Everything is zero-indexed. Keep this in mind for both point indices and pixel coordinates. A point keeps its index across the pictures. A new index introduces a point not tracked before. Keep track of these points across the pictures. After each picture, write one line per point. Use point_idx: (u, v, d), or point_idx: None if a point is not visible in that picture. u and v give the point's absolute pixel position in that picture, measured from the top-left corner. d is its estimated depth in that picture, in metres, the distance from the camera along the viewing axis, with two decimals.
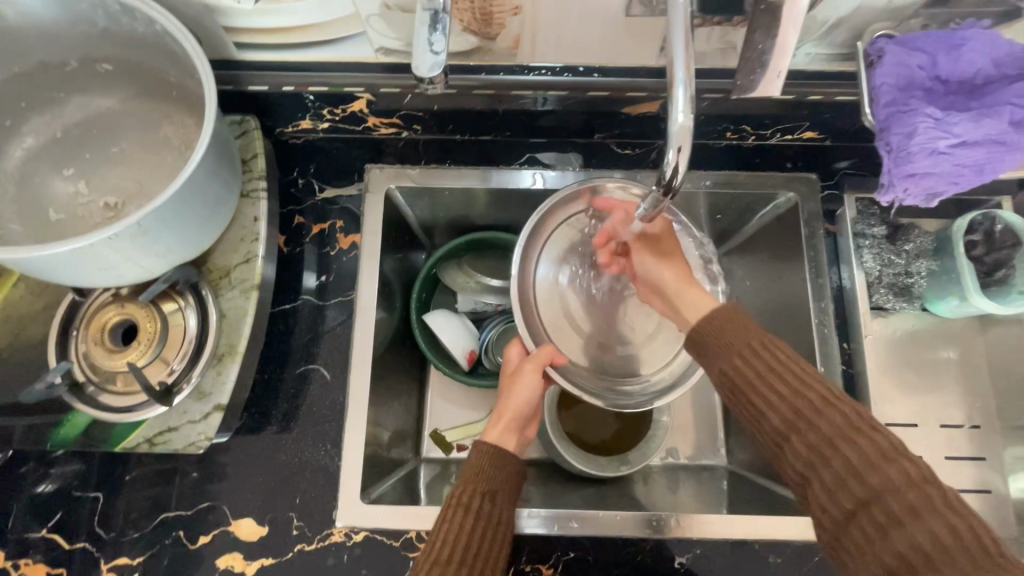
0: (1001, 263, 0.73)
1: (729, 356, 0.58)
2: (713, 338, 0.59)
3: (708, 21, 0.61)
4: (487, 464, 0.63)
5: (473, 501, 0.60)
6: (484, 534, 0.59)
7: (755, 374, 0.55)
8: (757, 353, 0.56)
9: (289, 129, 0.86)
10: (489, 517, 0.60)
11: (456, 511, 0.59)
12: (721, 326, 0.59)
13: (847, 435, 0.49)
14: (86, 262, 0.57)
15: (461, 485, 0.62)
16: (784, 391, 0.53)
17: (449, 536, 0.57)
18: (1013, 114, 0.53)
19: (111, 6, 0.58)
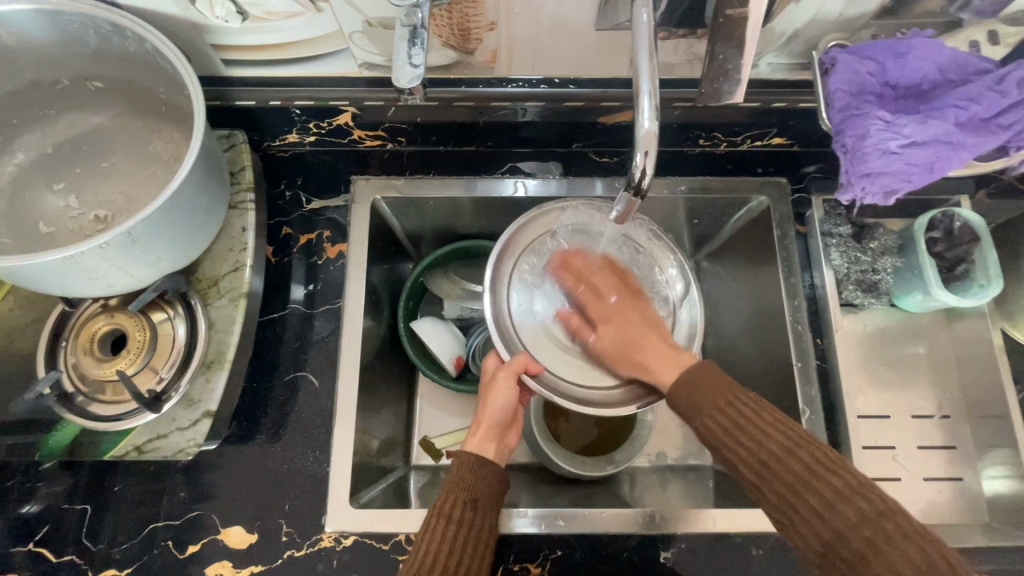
0: (960, 258, 0.77)
1: (703, 411, 0.60)
2: (679, 390, 0.62)
3: (674, 34, 0.64)
4: (468, 473, 0.64)
5: (456, 509, 0.61)
6: (467, 541, 0.60)
7: (721, 427, 0.58)
8: (719, 410, 0.59)
9: (276, 142, 0.88)
10: (471, 524, 0.61)
11: (438, 519, 0.61)
12: (686, 376, 0.62)
13: (816, 480, 0.53)
14: (76, 271, 0.58)
15: (443, 495, 0.63)
16: (748, 442, 0.57)
17: (432, 544, 0.59)
18: (957, 116, 0.56)
19: (102, 26, 0.61)
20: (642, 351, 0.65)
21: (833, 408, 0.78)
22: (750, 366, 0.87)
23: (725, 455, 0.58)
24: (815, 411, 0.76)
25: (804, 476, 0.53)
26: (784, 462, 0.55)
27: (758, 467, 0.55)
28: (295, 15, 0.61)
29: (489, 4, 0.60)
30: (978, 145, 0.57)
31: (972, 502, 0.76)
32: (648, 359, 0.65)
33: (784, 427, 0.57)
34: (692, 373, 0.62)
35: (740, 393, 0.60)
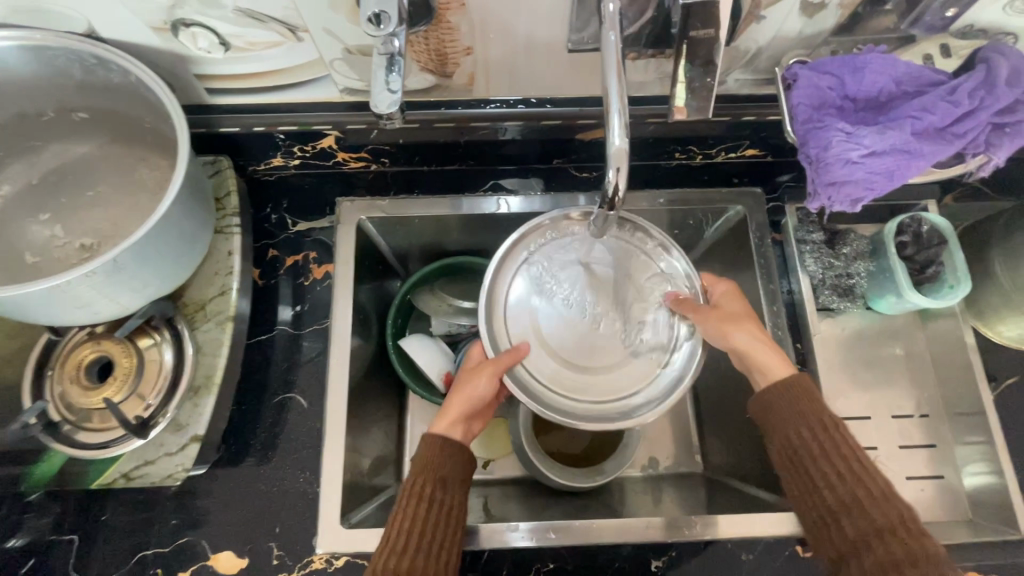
0: (931, 260, 0.79)
1: (796, 426, 0.63)
2: (782, 411, 0.64)
3: (644, 54, 0.67)
4: (438, 454, 0.66)
5: (427, 489, 0.64)
6: (438, 520, 0.63)
7: (816, 458, 0.61)
8: (824, 444, 0.61)
9: (260, 166, 0.88)
10: (443, 502, 0.64)
11: (411, 499, 0.63)
12: (795, 399, 0.64)
13: (879, 508, 0.57)
14: (62, 300, 0.59)
15: (414, 475, 0.66)
16: (841, 477, 0.60)
17: (405, 522, 0.62)
18: (914, 126, 0.59)
19: (86, 60, 0.62)
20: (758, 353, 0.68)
21: None
22: (734, 374, 0.88)
23: (801, 470, 0.62)
24: None
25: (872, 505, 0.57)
26: (861, 492, 0.58)
27: (841, 490, 0.59)
28: (276, 44, 0.63)
29: (463, 30, 0.62)
30: (934, 152, 0.60)
31: (954, 498, 0.77)
32: (762, 360, 0.67)
33: (881, 477, 0.59)
34: (793, 383, 0.65)
35: (849, 434, 0.62)
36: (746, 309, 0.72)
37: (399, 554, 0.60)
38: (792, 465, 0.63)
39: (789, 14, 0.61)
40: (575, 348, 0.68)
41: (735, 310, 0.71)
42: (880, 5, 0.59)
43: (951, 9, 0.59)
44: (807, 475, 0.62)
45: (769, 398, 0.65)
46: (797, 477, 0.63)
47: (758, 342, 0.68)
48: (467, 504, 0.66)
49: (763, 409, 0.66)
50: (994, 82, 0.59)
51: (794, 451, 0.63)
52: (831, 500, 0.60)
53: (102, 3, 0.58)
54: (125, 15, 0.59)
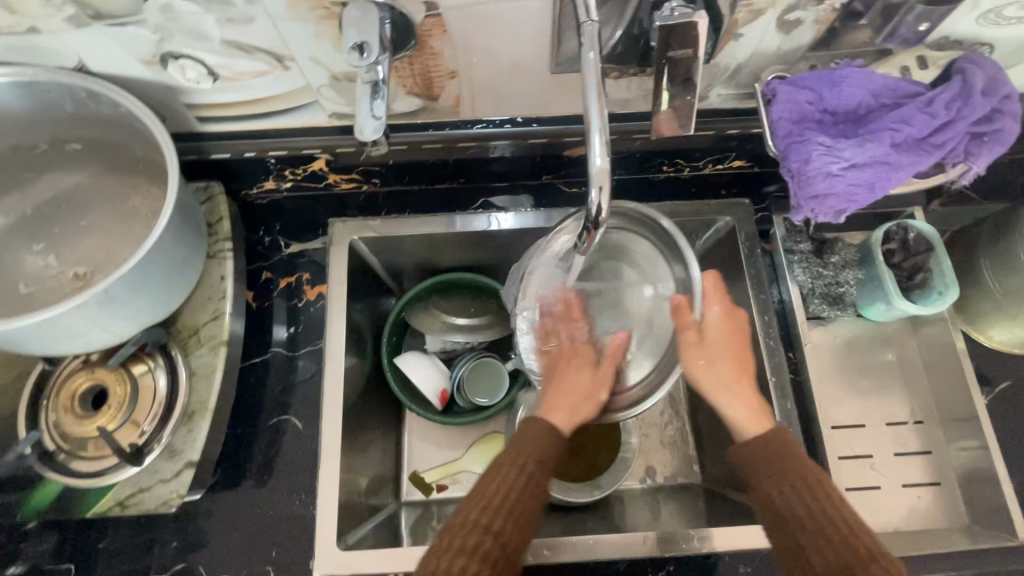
0: (918, 267, 0.80)
1: (778, 484, 0.60)
2: (763, 467, 0.61)
3: (626, 73, 0.68)
4: (541, 436, 0.64)
5: (528, 464, 0.63)
6: (529, 496, 0.61)
7: (800, 518, 0.58)
8: (807, 502, 0.58)
9: (254, 191, 0.90)
10: (537, 484, 0.62)
11: (511, 468, 0.62)
12: (775, 453, 0.61)
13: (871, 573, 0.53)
14: (55, 332, 0.59)
15: (515, 447, 0.64)
16: (827, 538, 0.56)
17: (503, 489, 0.60)
18: (893, 138, 0.60)
19: (77, 93, 0.63)
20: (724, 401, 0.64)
21: (808, 421, 0.80)
22: None
23: (787, 534, 0.58)
24: (792, 424, 0.77)
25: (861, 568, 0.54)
26: (851, 557, 0.55)
27: (828, 555, 0.56)
28: (263, 73, 0.64)
29: (447, 54, 0.63)
30: (914, 163, 0.61)
31: (951, 505, 0.77)
32: (738, 412, 0.64)
33: (869, 538, 0.56)
34: (771, 437, 0.62)
35: (835, 491, 0.59)
36: (736, 339, 0.65)
37: (491, 517, 0.59)
38: (778, 525, 0.59)
39: (767, 30, 0.61)
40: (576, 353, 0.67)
41: (721, 344, 0.63)
42: (856, 20, 0.60)
43: (925, 23, 0.60)
44: (792, 537, 0.58)
45: (750, 454, 0.62)
46: (784, 542, 0.59)
47: (729, 377, 0.64)
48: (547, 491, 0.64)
49: (745, 462, 0.62)
50: (970, 93, 0.60)
51: (779, 511, 0.59)
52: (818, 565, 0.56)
53: (91, 39, 0.59)
54: (114, 49, 0.60)
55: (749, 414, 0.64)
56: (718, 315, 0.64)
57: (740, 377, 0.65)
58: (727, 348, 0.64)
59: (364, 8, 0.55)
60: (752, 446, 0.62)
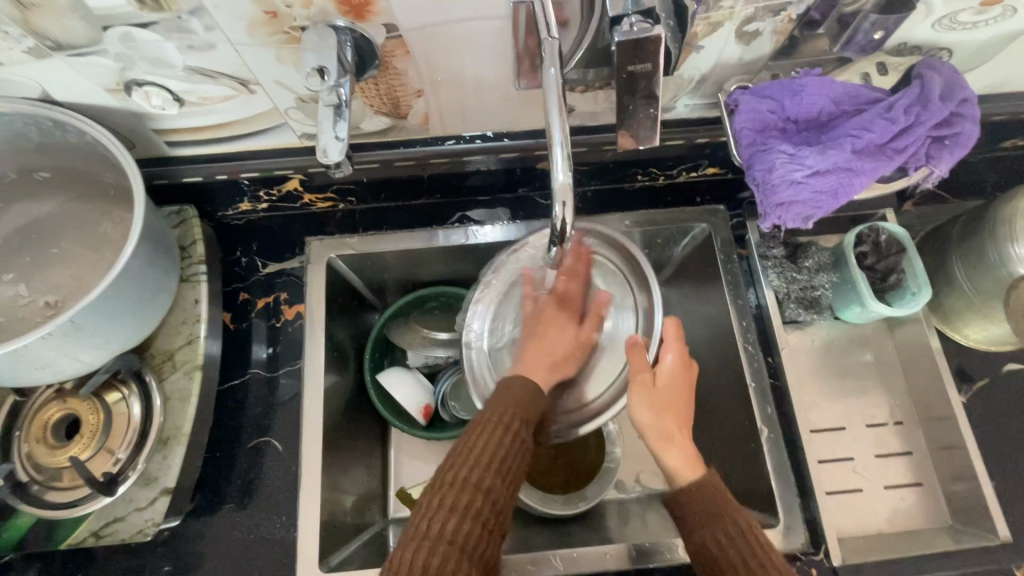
0: (890, 269, 0.81)
1: (711, 533, 0.59)
2: (691, 514, 0.60)
3: (592, 86, 0.69)
4: (527, 396, 0.62)
5: (518, 424, 0.60)
6: (519, 454, 0.60)
7: (733, 564, 0.58)
8: (737, 552, 0.58)
9: (232, 212, 0.88)
10: (525, 441, 0.61)
11: (496, 428, 0.60)
12: (699, 501, 0.60)
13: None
14: (22, 363, 0.59)
15: (500, 407, 0.61)
16: None
17: (489, 447, 0.59)
18: (854, 144, 0.61)
19: (42, 123, 0.63)
20: (663, 451, 0.62)
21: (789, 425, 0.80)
22: (711, 390, 0.88)
23: None
24: (773, 429, 0.77)
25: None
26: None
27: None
28: (230, 97, 0.65)
29: (412, 74, 0.64)
30: (876, 169, 0.61)
31: (933, 505, 0.78)
32: (670, 459, 0.62)
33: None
34: (703, 487, 0.61)
35: (765, 533, 0.58)
36: (685, 388, 0.65)
37: (479, 475, 0.57)
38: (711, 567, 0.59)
39: (727, 41, 0.62)
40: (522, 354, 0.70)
41: (671, 392, 0.64)
42: (814, 29, 0.61)
43: (880, 31, 0.61)
44: None
45: (679, 501, 0.61)
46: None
47: (672, 430, 0.63)
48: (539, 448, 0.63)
49: (676, 507, 0.62)
50: (928, 98, 0.61)
51: (711, 556, 0.59)
52: None
53: (53, 69, 0.59)
54: (78, 79, 0.61)
55: (684, 462, 0.62)
56: (672, 366, 0.65)
57: (683, 423, 0.64)
58: (673, 404, 0.63)
59: (323, 34, 0.55)
60: (682, 496, 0.61)
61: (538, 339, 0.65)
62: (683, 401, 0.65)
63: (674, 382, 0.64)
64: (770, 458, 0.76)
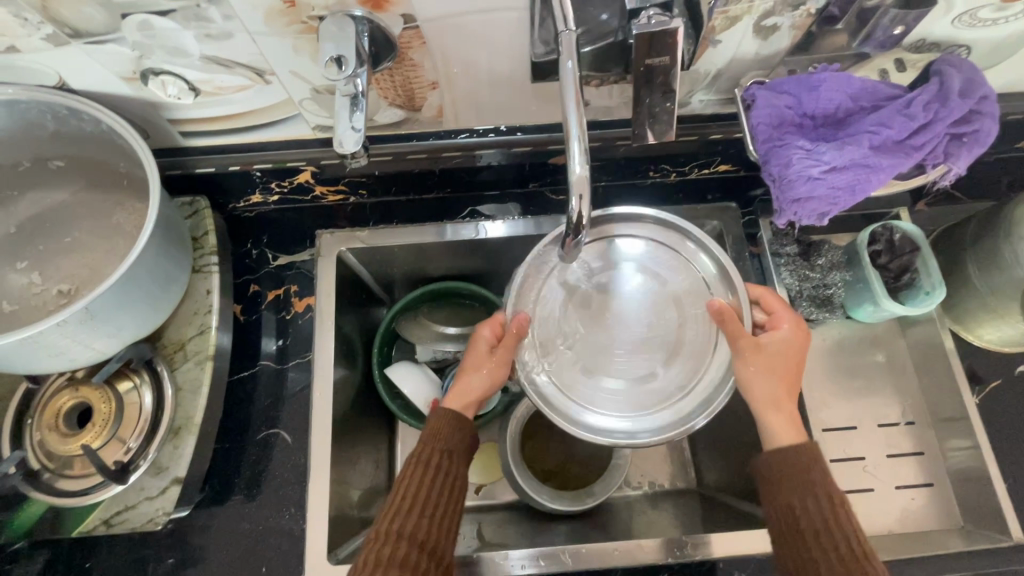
0: (904, 268, 0.80)
1: (801, 497, 0.60)
2: (782, 479, 0.62)
3: (606, 81, 0.68)
4: (445, 427, 0.68)
5: (433, 459, 0.66)
6: (442, 489, 0.65)
7: (817, 528, 0.59)
8: (823, 517, 0.59)
9: (241, 204, 0.90)
10: (447, 474, 0.66)
11: (418, 467, 0.65)
12: (793, 468, 0.62)
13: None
14: (36, 350, 0.59)
15: (421, 446, 0.67)
16: (843, 553, 0.57)
17: (411, 487, 0.64)
18: (873, 140, 0.61)
19: (58, 111, 0.63)
20: (773, 418, 0.64)
21: (799, 424, 0.80)
22: None
23: (799, 540, 0.59)
24: None
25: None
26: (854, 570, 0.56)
27: (834, 562, 0.57)
28: (244, 87, 0.65)
29: (427, 65, 0.63)
30: (894, 165, 0.61)
31: (945, 505, 0.77)
32: (773, 425, 0.64)
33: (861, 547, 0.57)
34: (802, 452, 0.62)
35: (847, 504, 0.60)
36: (793, 359, 0.66)
37: (402, 519, 0.62)
38: (790, 530, 0.60)
39: (744, 36, 0.62)
40: (592, 355, 0.67)
41: (778, 359, 0.65)
42: (832, 24, 0.61)
43: (899, 26, 0.60)
44: (805, 543, 0.59)
45: (770, 465, 0.63)
46: (794, 548, 0.60)
47: (780, 395, 0.64)
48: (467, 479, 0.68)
49: (766, 471, 0.64)
50: (947, 94, 0.60)
51: (794, 521, 0.60)
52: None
53: (69, 57, 0.59)
54: (94, 67, 0.61)
55: (788, 428, 0.64)
56: (779, 331, 0.67)
57: (790, 393, 0.66)
58: (782, 363, 0.65)
59: (341, 23, 0.55)
60: (778, 456, 0.63)
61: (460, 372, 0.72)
62: (788, 365, 0.66)
63: (782, 347, 0.66)
64: None
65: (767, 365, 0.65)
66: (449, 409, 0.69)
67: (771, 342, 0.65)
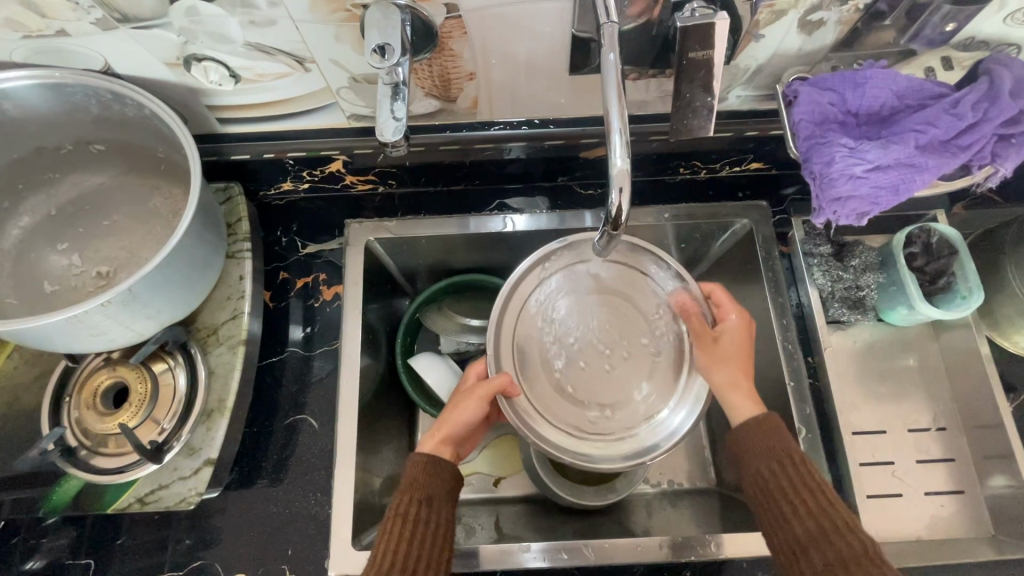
0: (941, 271, 0.79)
1: (767, 462, 0.62)
2: (748, 445, 0.64)
3: (645, 74, 0.68)
4: (422, 473, 0.65)
5: (411, 510, 0.62)
6: (424, 539, 0.61)
7: (783, 486, 0.61)
8: (788, 473, 0.61)
9: (273, 191, 0.90)
10: (428, 522, 0.62)
11: (395, 520, 0.62)
12: (758, 434, 0.64)
13: (844, 538, 0.56)
14: (79, 329, 0.60)
15: (397, 498, 0.64)
16: (809, 506, 0.59)
17: (391, 545, 0.60)
18: (918, 140, 0.60)
19: (103, 95, 0.64)
20: (736, 399, 0.66)
21: (828, 427, 0.78)
22: None
23: (769, 499, 0.61)
24: (812, 430, 0.76)
25: (833, 531, 0.57)
26: (826, 521, 0.57)
27: (806, 519, 0.58)
28: (284, 75, 0.65)
29: (467, 56, 0.64)
30: (939, 165, 0.60)
31: (975, 513, 0.76)
32: (735, 401, 0.66)
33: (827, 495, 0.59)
34: (763, 422, 0.64)
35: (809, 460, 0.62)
36: (744, 350, 0.69)
37: None
38: (762, 496, 0.62)
39: (789, 31, 0.61)
40: (579, 392, 0.66)
41: (735, 349, 0.68)
42: (879, 20, 0.60)
43: (951, 23, 0.60)
44: (774, 503, 0.61)
45: (738, 435, 0.65)
46: (767, 510, 0.61)
47: (737, 377, 0.66)
48: (454, 520, 0.65)
49: (735, 442, 0.66)
50: (998, 94, 0.59)
51: (764, 484, 0.62)
52: (799, 532, 0.58)
53: (117, 42, 0.60)
54: (140, 53, 0.61)
55: (746, 402, 0.66)
56: (731, 323, 0.69)
57: (746, 375, 0.67)
58: (737, 351, 0.68)
59: (385, 11, 0.55)
60: (743, 429, 0.65)
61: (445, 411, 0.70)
62: (742, 358, 0.68)
63: (736, 343, 0.68)
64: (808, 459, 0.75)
65: (729, 362, 0.67)
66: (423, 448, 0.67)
67: (727, 335, 0.68)
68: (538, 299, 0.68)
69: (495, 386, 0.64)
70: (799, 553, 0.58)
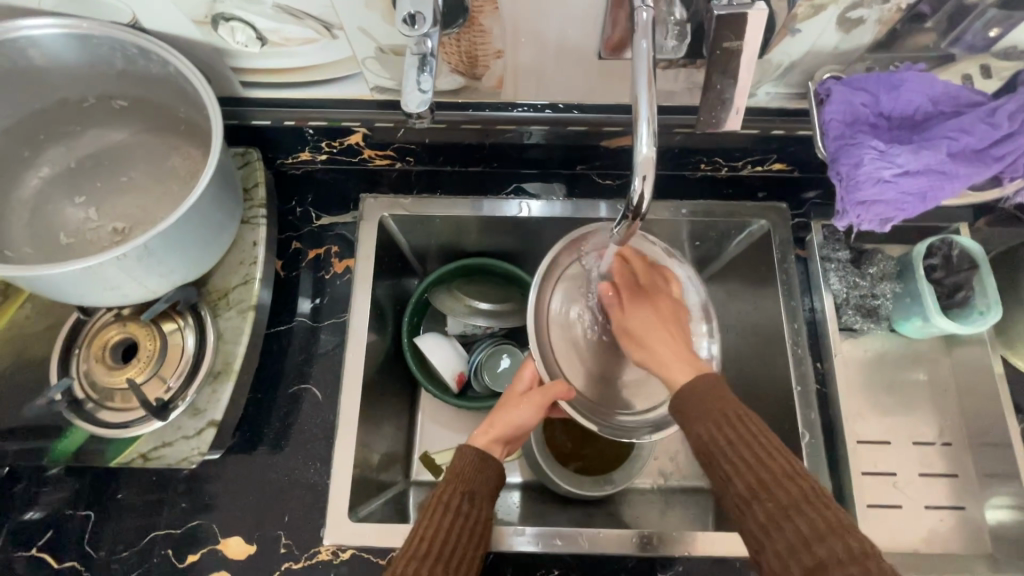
0: (959, 285, 0.79)
1: (706, 423, 0.58)
2: (689, 405, 0.60)
3: (675, 64, 0.67)
4: (469, 466, 0.65)
5: (453, 501, 0.62)
6: (461, 532, 0.60)
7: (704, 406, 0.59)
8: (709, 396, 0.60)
9: (289, 160, 0.90)
10: (468, 517, 0.61)
11: (438, 509, 0.61)
12: (697, 391, 0.60)
13: (806, 511, 0.51)
14: (92, 281, 0.60)
15: (441, 487, 0.63)
16: (726, 420, 0.58)
17: (428, 531, 0.59)
18: (951, 146, 0.59)
19: (128, 49, 0.64)
20: (656, 346, 0.65)
21: (833, 435, 0.78)
22: (753, 389, 0.86)
23: (691, 420, 0.60)
24: (815, 435, 0.76)
25: (801, 507, 0.51)
26: (738, 429, 0.57)
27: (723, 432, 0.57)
28: (312, 41, 0.65)
29: (496, 33, 0.63)
30: (970, 174, 0.59)
31: (974, 530, 0.75)
32: (667, 358, 0.64)
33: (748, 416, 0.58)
34: (696, 383, 0.61)
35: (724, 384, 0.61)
36: (651, 321, 0.66)
37: (416, 565, 0.57)
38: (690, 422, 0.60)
39: (826, 28, 0.60)
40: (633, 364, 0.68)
41: (639, 329, 0.66)
42: (920, 23, 0.59)
43: (995, 29, 0.59)
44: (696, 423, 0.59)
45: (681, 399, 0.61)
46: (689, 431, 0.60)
47: (651, 343, 0.65)
48: (491, 521, 0.64)
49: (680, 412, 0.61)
50: None
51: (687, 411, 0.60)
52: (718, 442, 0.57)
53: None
54: (168, 7, 0.62)
55: (682, 366, 0.63)
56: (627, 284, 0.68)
57: (668, 339, 0.65)
58: (642, 307, 0.67)
59: None
60: (681, 395, 0.61)
61: (501, 411, 0.71)
62: (667, 318, 0.67)
63: (643, 303, 0.67)
64: (808, 463, 0.75)
65: (648, 331, 0.65)
66: (469, 447, 0.67)
67: (629, 302, 0.67)
68: (554, 313, 0.70)
69: (554, 391, 0.67)
70: (765, 543, 0.52)
